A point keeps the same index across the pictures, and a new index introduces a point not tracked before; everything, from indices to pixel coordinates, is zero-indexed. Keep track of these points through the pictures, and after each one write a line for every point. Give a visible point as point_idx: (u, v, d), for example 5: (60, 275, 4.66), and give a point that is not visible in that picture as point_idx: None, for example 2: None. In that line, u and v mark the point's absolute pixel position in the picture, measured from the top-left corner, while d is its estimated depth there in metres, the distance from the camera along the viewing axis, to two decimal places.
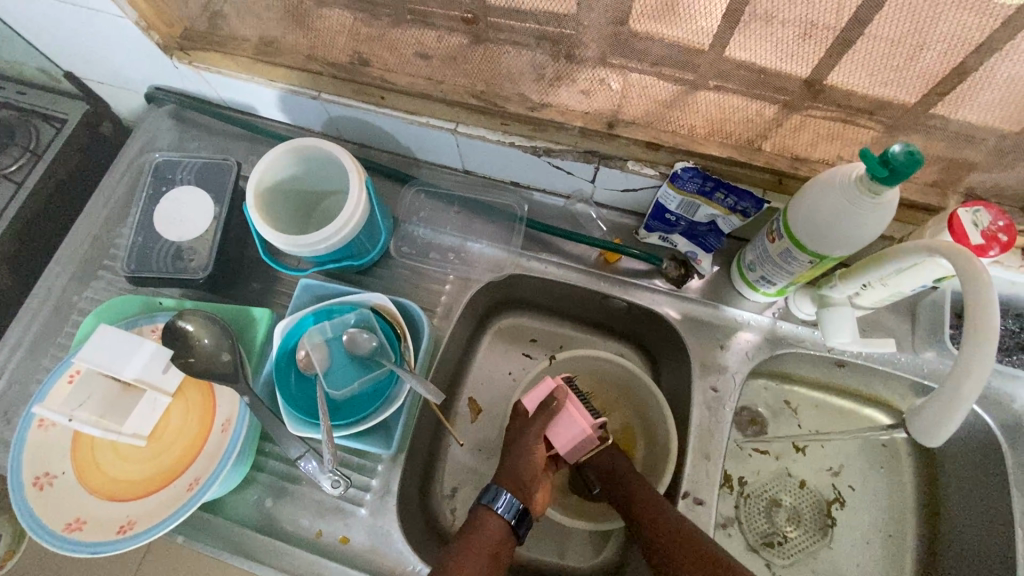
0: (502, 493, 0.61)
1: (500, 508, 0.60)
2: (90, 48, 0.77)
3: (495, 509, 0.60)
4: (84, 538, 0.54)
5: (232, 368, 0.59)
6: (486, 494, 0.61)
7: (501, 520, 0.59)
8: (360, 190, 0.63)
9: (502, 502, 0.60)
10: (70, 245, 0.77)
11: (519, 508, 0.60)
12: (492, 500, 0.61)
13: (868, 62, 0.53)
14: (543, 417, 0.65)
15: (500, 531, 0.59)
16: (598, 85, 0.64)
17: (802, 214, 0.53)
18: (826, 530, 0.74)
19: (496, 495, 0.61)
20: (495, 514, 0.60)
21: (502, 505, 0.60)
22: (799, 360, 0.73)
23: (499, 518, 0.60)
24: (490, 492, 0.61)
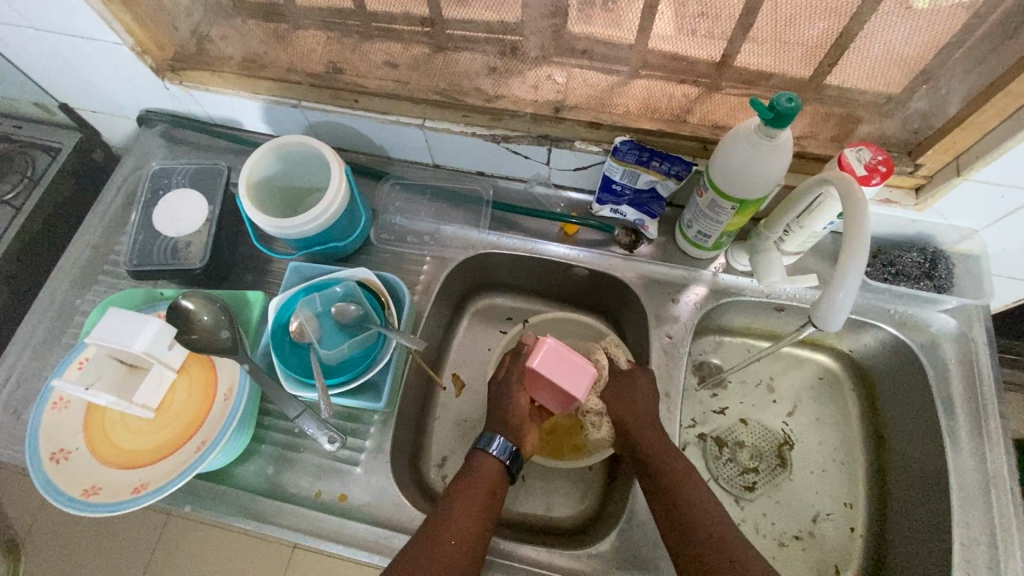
0: (498, 438, 0.67)
1: (495, 451, 0.66)
2: (87, 77, 0.85)
3: (491, 452, 0.66)
4: (101, 500, 0.59)
5: (231, 343, 0.65)
6: (482, 440, 0.68)
7: (497, 461, 0.66)
8: (341, 180, 0.71)
9: (496, 446, 0.66)
10: (70, 255, 0.83)
11: (512, 450, 0.67)
12: (487, 444, 0.67)
13: (762, 41, 0.64)
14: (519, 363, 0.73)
15: (496, 471, 0.66)
16: (544, 79, 0.74)
17: (719, 166, 0.62)
18: (785, 463, 0.81)
19: (491, 440, 0.67)
20: (491, 457, 0.66)
21: (497, 447, 0.66)
22: (744, 309, 0.81)
23: (493, 460, 0.66)
24: (484, 438, 0.67)
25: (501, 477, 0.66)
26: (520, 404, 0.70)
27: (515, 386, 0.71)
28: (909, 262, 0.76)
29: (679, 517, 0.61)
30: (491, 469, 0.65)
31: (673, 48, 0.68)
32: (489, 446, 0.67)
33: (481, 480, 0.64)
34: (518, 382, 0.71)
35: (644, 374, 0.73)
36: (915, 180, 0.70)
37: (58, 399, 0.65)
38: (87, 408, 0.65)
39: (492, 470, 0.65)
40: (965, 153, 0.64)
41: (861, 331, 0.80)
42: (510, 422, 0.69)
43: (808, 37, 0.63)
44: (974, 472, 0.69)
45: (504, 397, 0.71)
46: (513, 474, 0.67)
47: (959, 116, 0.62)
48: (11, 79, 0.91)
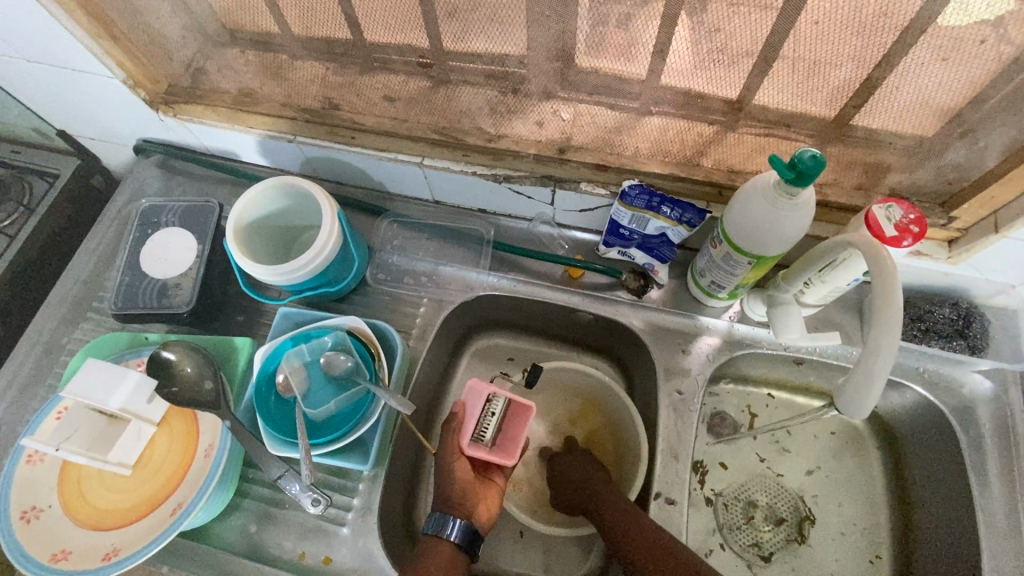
0: (450, 517, 0.62)
1: (449, 532, 0.62)
2: (81, 107, 0.83)
3: (444, 534, 0.62)
4: (70, 567, 0.56)
5: (215, 395, 0.62)
6: (431, 522, 0.63)
7: (451, 543, 0.61)
8: (333, 222, 0.68)
9: (452, 527, 0.62)
10: (59, 289, 0.81)
11: (465, 527, 0.62)
12: (438, 526, 0.62)
13: (783, 82, 0.60)
14: (450, 433, 0.67)
15: (450, 553, 0.61)
16: (549, 116, 0.70)
17: (735, 222, 0.58)
18: (803, 528, 0.75)
19: (443, 521, 0.62)
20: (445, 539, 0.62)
21: (451, 526, 0.62)
22: (759, 360, 0.76)
23: (447, 540, 0.62)
24: (434, 519, 0.63)
25: (456, 557, 0.61)
26: (459, 473, 0.66)
27: (450, 455, 0.67)
28: (940, 318, 0.71)
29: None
30: (444, 550, 0.61)
31: (686, 85, 0.63)
32: (442, 528, 0.62)
33: (433, 564, 0.60)
34: (454, 447, 0.67)
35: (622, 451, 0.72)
36: (947, 234, 0.65)
37: (33, 452, 0.62)
38: (63, 463, 0.62)
39: (445, 552, 0.61)
40: (1005, 208, 0.59)
41: (887, 389, 0.74)
42: (453, 496, 0.65)
43: (833, 80, 0.58)
44: (1010, 554, 0.64)
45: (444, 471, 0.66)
46: (473, 552, 0.63)
47: (999, 171, 0.58)
48: (8, 106, 0.89)
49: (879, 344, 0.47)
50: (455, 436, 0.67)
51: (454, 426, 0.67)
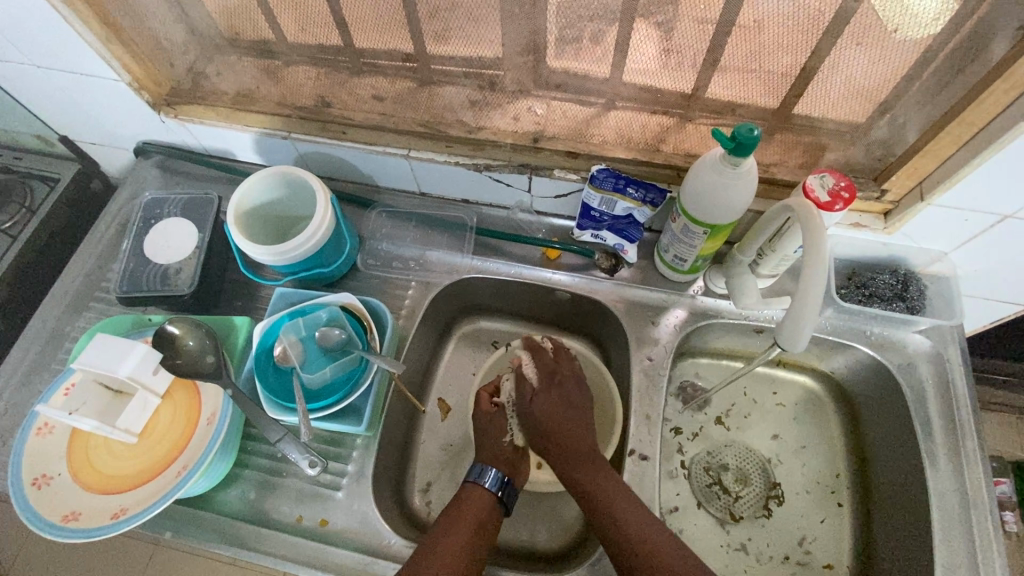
0: (490, 470, 0.69)
1: (487, 483, 0.68)
2: (86, 111, 0.88)
3: (482, 483, 0.68)
4: (80, 525, 0.60)
5: (216, 367, 0.66)
6: (473, 472, 0.70)
7: (487, 491, 0.67)
8: (326, 208, 0.73)
9: (488, 478, 0.68)
10: (63, 282, 0.85)
11: (503, 480, 0.69)
12: (479, 476, 0.69)
13: (731, 77, 0.68)
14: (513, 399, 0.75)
15: (488, 503, 0.67)
16: (524, 111, 0.77)
17: (689, 193, 0.64)
18: (770, 486, 0.81)
19: (483, 473, 0.69)
20: (482, 488, 0.67)
21: (489, 479, 0.68)
22: (722, 330, 0.83)
23: (484, 491, 0.67)
24: (476, 469, 0.70)
25: (492, 510, 0.67)
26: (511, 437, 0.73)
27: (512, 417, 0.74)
28: (882, 284, 0.78)
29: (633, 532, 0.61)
30: (481, 500, 0.67)
31: (646, 81, 0.71)
32: (481, 478, 0.69)
33: (472, 508, 0.66)
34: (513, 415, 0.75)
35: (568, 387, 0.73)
36: (882, 206, 0.73)
37: (43, 424, 0.66)
38: (71, 433, 0.66)
39: (484, 500, 0.67)
40: (927, 179, 0.66)
41: (838, 351, 0.81)
42: (500, 454, 0.71)
43: (772, 71, 0.66)
44: (954, 495, 0.69)
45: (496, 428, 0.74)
46: (506, 506, 0.68)
47: (918, 144, 0.65)
48: (15, 113, 0.95)
49: (808, 287, 0.55)
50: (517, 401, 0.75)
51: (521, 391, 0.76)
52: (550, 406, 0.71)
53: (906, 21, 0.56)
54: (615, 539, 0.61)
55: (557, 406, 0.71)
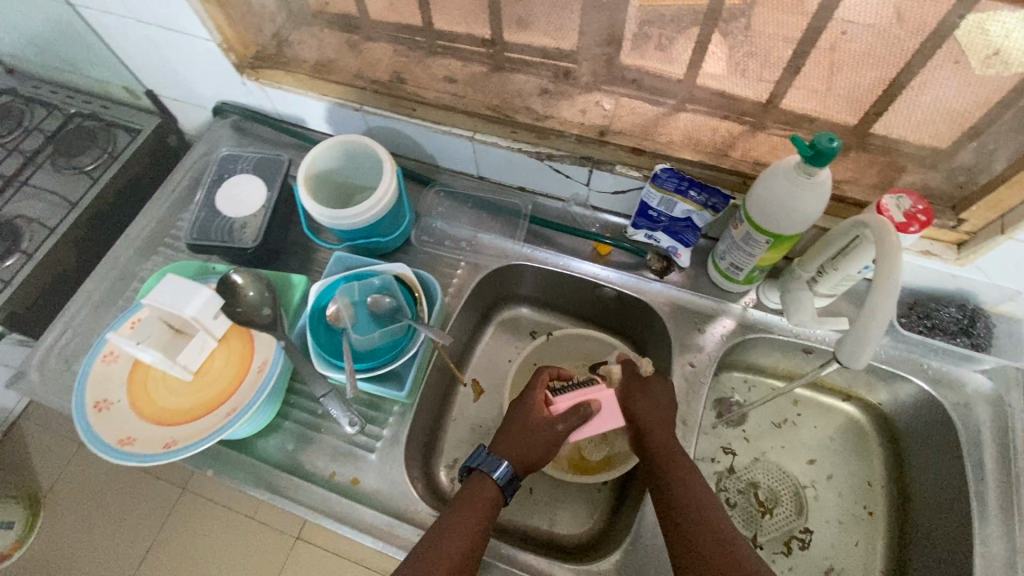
0: (502, 462, 0.66)
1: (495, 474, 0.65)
2: (174, 67, 0.93)
3: (491, 474, 0.65)
4: (135, 450, 0.63)
5: (272, 318, 0.70)
6: (483, 460, 0.67)
7: (495, 484, 0.65)
8: (391, 179, 0.75)
9: (499, 470, 0.65)
10: (136, 225, 0.89)
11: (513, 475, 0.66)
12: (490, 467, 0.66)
13: (810, 89, 0.67)
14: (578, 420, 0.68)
15: (493, 493, 0.65)
16: (592, 105, 0.78)
17: (757, 201, 0.63)
18: (801, 512, 0.79)
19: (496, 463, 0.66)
20: (490, 478, 0.65)
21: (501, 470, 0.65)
22: (770, 347, 0.81)
23: (492, 482, 0.65)
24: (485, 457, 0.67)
25: (497, 500, 0.64)
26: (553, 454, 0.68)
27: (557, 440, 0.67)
28: (946, 317, 0.75)
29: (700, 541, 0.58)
30: (488, 490, 0.65)
31: (722, 87, 0.71)
32: (492, 468, 0.66)
33: (480, 497, 0.64)
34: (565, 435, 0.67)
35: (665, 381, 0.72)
36: (956, 236, 0.69)
37: (108, 352, 0.70)
38: (133, 364, 0.70)
39: (489, 489, 0.65)
40: (1011, 212, 0.63)
41: (889, 382, 0.79)
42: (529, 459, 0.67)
43: (853, 88, 0.64)
44: (1001, 543, 0.65)
45: (536, 440, 0.67)
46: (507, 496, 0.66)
47: (1005, 174, 0.62)
48: (108, 64, 1.01)
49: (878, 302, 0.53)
50: (576, 424, 0.68)
51: (582, 416, 0.68)
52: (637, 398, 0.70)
53: (1015, 31, 0.52)
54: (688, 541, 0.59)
55: (643, 401, 0.70)
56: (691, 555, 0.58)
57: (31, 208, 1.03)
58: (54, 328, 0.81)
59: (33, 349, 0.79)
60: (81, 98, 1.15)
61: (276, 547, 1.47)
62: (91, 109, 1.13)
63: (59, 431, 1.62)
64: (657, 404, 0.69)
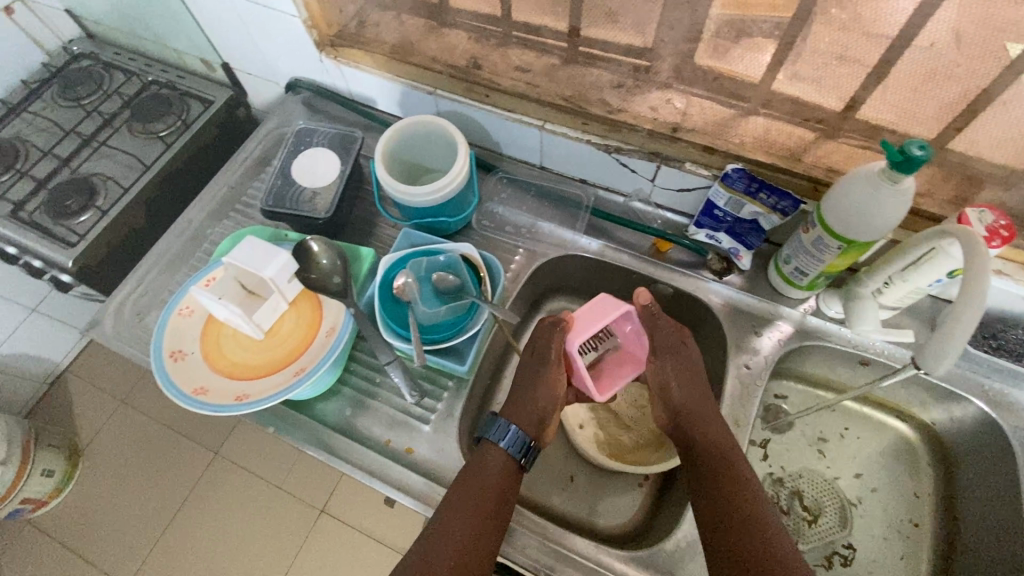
0: (508, 429, 0.67)
1: (505, 443, 0.67)
2: (254, 42, 0.97)
3: (500, 443, 0.67)
4: (210, 400, 0.66)
5: (342, 287, 0.71)
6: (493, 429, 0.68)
7: (506, 453, 0.66)
8: (464, 162, 0.76)
9: (507, 438, 0.67)
10: (210, 190, 0.93)
11: (523, 443, 0.67)
12: (498, 434, 0.67)
13: (893, 100, 0.66)
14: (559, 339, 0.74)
15: (505, 461, 0.66)
16: (664, 103, 0.78)
17: (834, 205, 0.64)
18: (845, 524, 0.78)
19: (504, 433, 0.67)
20: (501, 447, 0.67)
21: (509, 440, 0.67)
22: (825, 355, 0.80)
23: (501, 451, 0.67)
24: (495, 426, 0.68)
25: (512, 468, 0.67)
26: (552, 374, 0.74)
27: (552, 357, 0.74)
28: (1014, 339, 0.74)
29: (725, 518, 0.61)
30: (498, 459, 0.66)
31: (798, 92, 0.71)
32: (501, 436, 0.67)
33: (493, 466, 0.66)
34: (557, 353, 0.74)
35: (695, 351, 0.75)
36: None
37: (183, 307, 0.73)
38: (206, 319, 0.73)
39: (501, 458, 0.67)
40: None
41: (947, 401, 0.77)
42: (533, 384, 0.74)
43: (937, 100, 0.64)
44: None
45: (533, 376, 0.74)
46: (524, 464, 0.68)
47: None
48: (190, 36, 1.05)
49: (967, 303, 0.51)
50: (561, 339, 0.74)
51: (558, 328, 0.75)
52: (672, 373, 0.74)
53: None
54: (721, 518, 0.61)
55: (679, 376, 0.73)
56: (719, 532, 0.60)
57: (107, 168, 1.08)
58: (128, 281, 0.84)
59: (108, 300, 0.82)
60: (158, 67, 1.19)
61: (301, 518, 1.50)
62: (167, 78, 1.17)
63: (103, 388, 1.68)
64: (690, 382, 0.73)
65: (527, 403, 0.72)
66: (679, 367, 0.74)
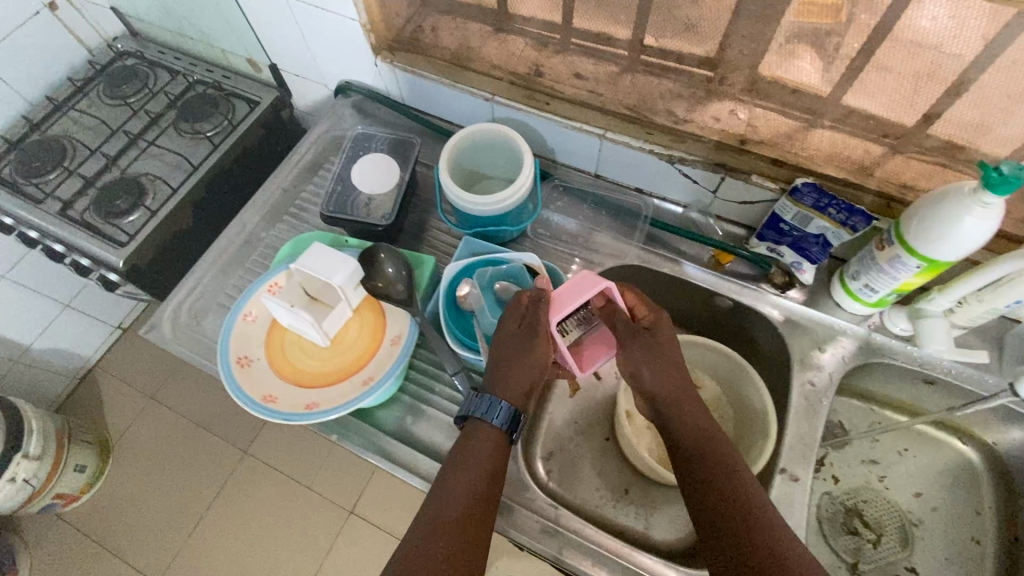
0: (501, 406, 0.63)
1: (495, 419, 0.62)
2: (304, 44, 0.96)
3: (489, 421, 0.62)
4: (278, 408, 0.66)
5: (408, 295, 0.72)
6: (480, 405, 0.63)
7: (497, 430, 0.62)
8: (529, 171, 0.75)
9: (498, 415, 0.62)
10: (263, 193, 0.93)
11: (510, 416, 0.62)
12: (487, 411, 0.62)
13: (965, 117, 0.66)
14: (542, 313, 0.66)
15: (495, 438, 0.62)
16: (726, 113, 0.77)
17: (917, 226, 0.63)
18: (906, 545, 0.78)
19: (491, 407, 0.62)
20: (489, 425, 0.62)
21: (497, 413, 0.62)
22: (888, 373, 0.79)
23: (492, 427, 0.62)
24: (484, 402, 0.63)
25: (500, 445, 0.62)
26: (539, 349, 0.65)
27: (538, 331, 0.65)
28: None
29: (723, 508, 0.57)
30: (490, 435, 0.62)
31: (868, 107, 0.70)
32: (490, 413, 0.62)
33: (479, 446, 0.61)
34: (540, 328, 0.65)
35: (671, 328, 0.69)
36: None
37: (247, 312, 0.72)
38: (270, 325, 0.72)
39: (491, 436, 0.62)
40: None
41: (1014, 422, 0.76)
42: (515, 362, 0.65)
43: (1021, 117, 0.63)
44: None
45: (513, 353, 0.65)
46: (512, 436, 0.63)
47: None
48: (240, 37, 1.05)
49: None
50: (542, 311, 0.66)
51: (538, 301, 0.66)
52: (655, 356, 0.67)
53: None
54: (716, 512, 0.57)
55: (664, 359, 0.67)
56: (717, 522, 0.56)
57: (154, 167, 1.08)
58: (184, 283, 0.84)
59: (165, 302, 0.82)
60: (202, 67, 1.19)
61: (329, 519, 1.50)
62: (212, 78, 1.17)
63: (132, 384, 1.69)
64: (672, 363, 0.66)
65: (515, 372, 0.64)
66: (661, 351, 0.67)
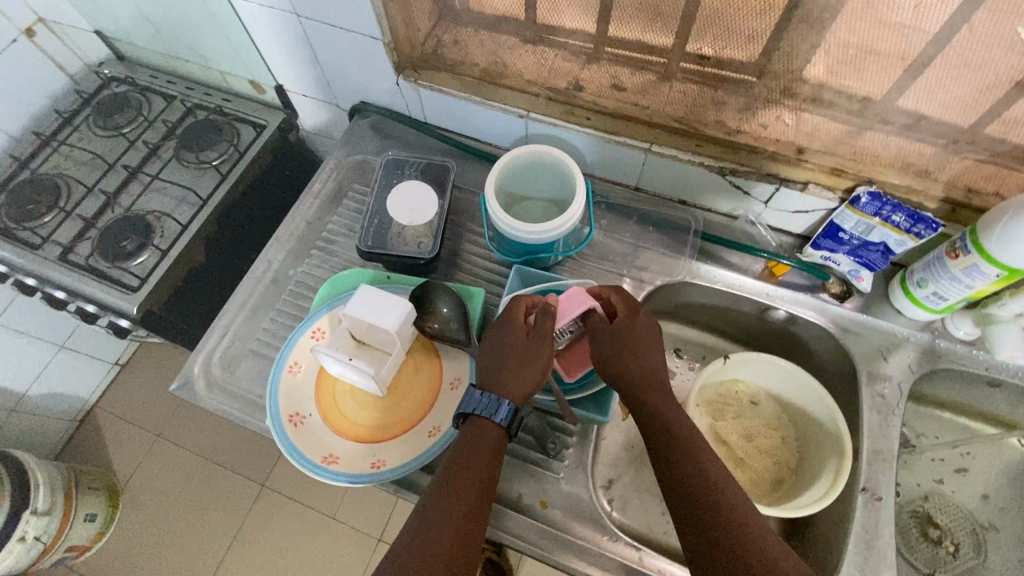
0: (503, 402, 0.57)
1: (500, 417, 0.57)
2: (311, 64, 0.89)
3: (493, 418, 0.57)
4: (342, 469, 0.61)
5: (466, 334, 0.68)
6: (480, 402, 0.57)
7: (500, 428, 0.57)
8: (581, 195, 0.71)
9: (500, 410, 0.57)
10: (286, 227, 0.87)
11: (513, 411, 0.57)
12: (490, 408, 0.57)
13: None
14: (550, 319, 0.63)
15: (498, 436, 0.57)
16: (776, 121, 0.73)
17: (999, 235, 0.60)
18: (980, 551, 0.77)
19: (497, 405, 0.57)
20: (491, 423, 0.57)
21: (501, 412, 0.57)
22: (954, 378, 0.78)
23: (493, 424, 0.57)
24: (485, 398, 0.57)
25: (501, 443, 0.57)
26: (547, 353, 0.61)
27: (548, 333, 0.61)
28: None
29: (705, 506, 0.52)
30: (492, 434, 0.57)
31: (924, 108, 0.65)
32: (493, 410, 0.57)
33: (480, 442, 0.56)
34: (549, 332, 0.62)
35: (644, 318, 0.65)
36: None
37: (292, 364, 0.68)
38: (319, 375, 0.68)
39: (493, 434, 0.57)
40: None
41: None
42: (519, 360, 0.60)
43: None
44: None
45: (514, 354, 0.61)
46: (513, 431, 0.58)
47: None
48: (241, 58, 0.98)
49: None
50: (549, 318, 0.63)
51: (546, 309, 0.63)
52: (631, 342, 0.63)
53: None
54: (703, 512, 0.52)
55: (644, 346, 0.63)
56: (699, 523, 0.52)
57: (159, 203, 1.02)
58: (212, 331, 0.78)
59: (195, 353, 0.76)
60: (200, 90, 1.12)
61: (358, 550, 1.44)
62: (212, 103, 1.11)
63: (138, 423, 1.61)
64: (648, 351, 0.62)
65: (518, 370, 0.59)
66: (643, 340, 0.63)
